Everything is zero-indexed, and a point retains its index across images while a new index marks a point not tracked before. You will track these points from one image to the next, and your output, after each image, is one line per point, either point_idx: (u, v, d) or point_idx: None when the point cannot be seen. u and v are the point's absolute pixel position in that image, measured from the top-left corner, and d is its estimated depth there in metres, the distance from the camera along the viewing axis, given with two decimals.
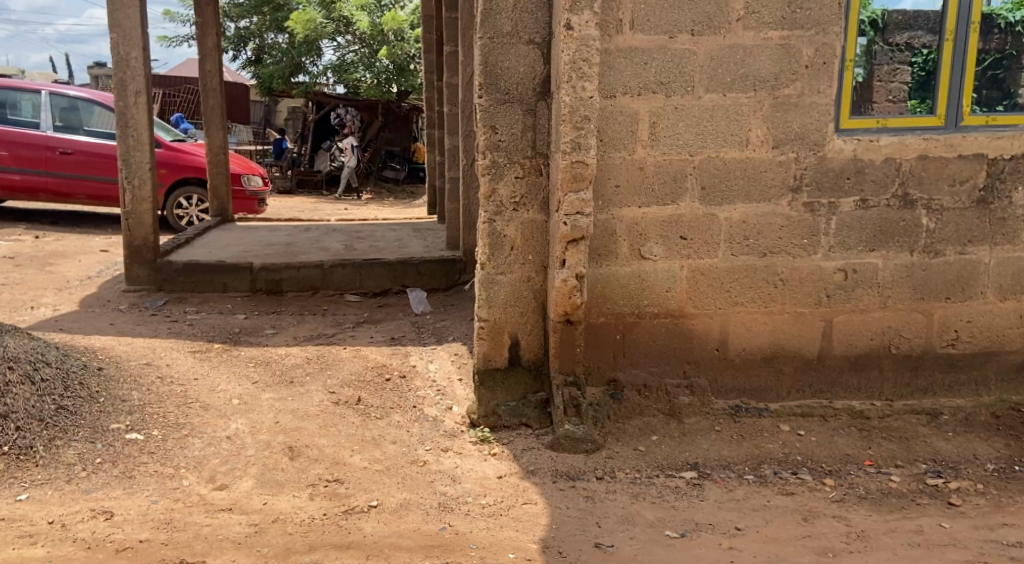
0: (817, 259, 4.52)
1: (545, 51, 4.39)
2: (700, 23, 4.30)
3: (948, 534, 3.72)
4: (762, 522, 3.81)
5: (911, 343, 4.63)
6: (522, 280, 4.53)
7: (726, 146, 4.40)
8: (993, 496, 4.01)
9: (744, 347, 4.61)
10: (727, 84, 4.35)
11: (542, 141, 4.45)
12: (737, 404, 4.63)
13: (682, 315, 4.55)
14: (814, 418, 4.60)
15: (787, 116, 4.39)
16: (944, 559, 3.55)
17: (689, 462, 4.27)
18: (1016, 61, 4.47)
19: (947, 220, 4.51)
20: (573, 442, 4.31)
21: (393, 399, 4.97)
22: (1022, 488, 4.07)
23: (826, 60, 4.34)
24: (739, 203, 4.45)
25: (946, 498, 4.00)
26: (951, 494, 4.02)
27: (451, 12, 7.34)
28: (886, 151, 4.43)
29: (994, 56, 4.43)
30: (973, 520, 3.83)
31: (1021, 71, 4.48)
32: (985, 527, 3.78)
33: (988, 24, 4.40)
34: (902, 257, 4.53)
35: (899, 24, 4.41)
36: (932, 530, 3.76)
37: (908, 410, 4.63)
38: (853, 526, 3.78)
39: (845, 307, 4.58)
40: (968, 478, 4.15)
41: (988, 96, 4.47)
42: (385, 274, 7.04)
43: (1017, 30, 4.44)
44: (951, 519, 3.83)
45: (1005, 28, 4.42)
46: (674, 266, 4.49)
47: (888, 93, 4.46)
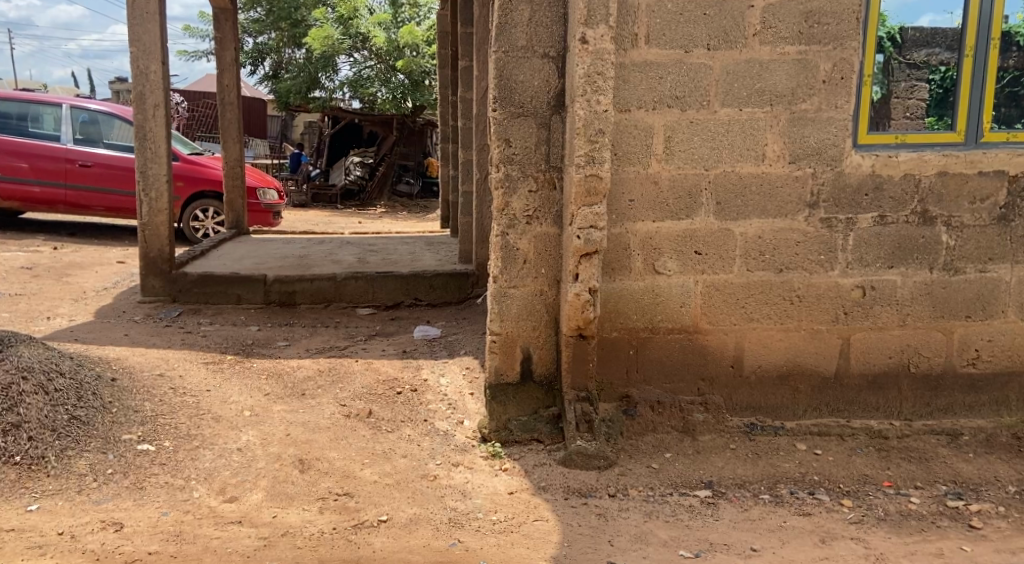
0: (834, 275, 4.46)
1: (560, 65, 4.37)
2: (716, 37, 4.27)
3: (969, 558, 3.65)
4: (779, 543, 3.74)
5: (931, 361, 4.56)
6: (535, 293, 4.50)
7: (742, 160, 4.36)
8: (1015, 520, 3.93)
9: (759, 364, 4.54)
10: (743, 99, 4.32)
11: (556, 154, 4.41)
12: (752, 422, 4.55)
13: (697, 331, 4.50)
14: (831, 437, 4.51)
15: (804, 131, 4.34)
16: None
17: (703, 481, 4.20)
18: None
19: (967, 237, 4.44)
20: (585, 458, 4.25)
21: (404, 413, 4.93)
22: None
23: (843, 75, 4.30)
24: (756, 218, 4.40)
25: (967, 521, 3.92)
26: (972, 517, 3.94)
27: (467, 28, 7.33)
28: (904, 167, 4.37)
29: (1013, 74, 4.37)
30: (995, 544, 3.75)
31: None
32: (1007, 550, 3.71)
33: (1007, 40, 4.34)
34: (922, 274, 4.47)
35: (917, 41, 4.37)
36: (953, 553, 3.68)
37: (926, 430, 4.53)
38: (872, 549, 3.71)
39: (863, 325, 4.51)
40: (989, 500, 4.07)
41: (1007, 113, 4.41)
42: (398, 287, 7.00)
43: None
44: (973, 542, 3.75)
45: None
46: (689, 282, 4.45)
47: (906, 110, 4.42)
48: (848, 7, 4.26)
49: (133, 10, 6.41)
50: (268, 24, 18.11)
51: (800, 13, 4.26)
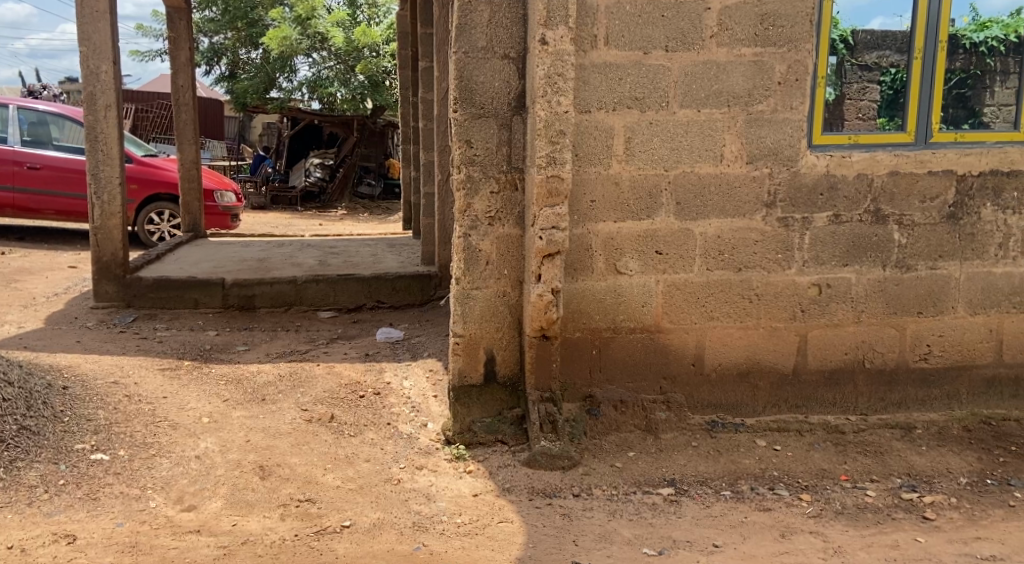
0: (791, 273, 4.53)
1: (520, 66, 4.39)
2: (674, 39, 4.32)
3: (923, 548, 3.72)
4: (740, 538, 3.79)
5: (885, 357, 4.65)
6: (498, 294, 4.51)
7: (701, 161, 4.41)
8: (967, 510, 4.02)
9: (719, 362, 4.60)
10: (702, 100, 4.37)
11: (517, 155, 4.43)
12: (713, 420, 4.62)
13: (659, 330, 4.55)
14: (790, 433, 4.59)
15: (760, 131, 4.41)
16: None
17: (666, 479, 4.25)
18: (981, 80, 4.50)
19: (918, 235, 4.54)
20: (549, 458, 4.29)
21: (367, 416, 4.92)
22: (995, 502, 4.08)
23: (798, 77, 4.37)
24: (714, 218, 4.46)
25: (921, 513, 4.01)
26: (926, 509, 4.03)
27: (427, 28, 7.33)
28: (858, 167, 4.46)
29: (960, 75, 4.48)
30: (948, 535, 3.83)
31: (987, 90, 4.52)
32: (960, 541, 3.78)
33: (953, 44, 4.45)
34: (875, 272, 4.56)
35: (868, 43, 4.46)
36: (908, 544, 3.75)
37: (881, 424, 4.62)
38: (829, 542, 3.77)
39: (820, 321, 4.59)
40: (942, 492, 4.16)
41: (954, 115, 4.52)
42: (360, 289, 6.98)
43: (981, 50, 4.48)
44: (927, 534, 3.84)
45: (969, 48, 4.47)
46: (650, 282, 4.49)
47: (858, 111, 4.51)
48: (803, 10, 4.33)
49: (82, 8, 6.31)
50: (223, 23, 17.88)
51: (755, 16, 4.32)
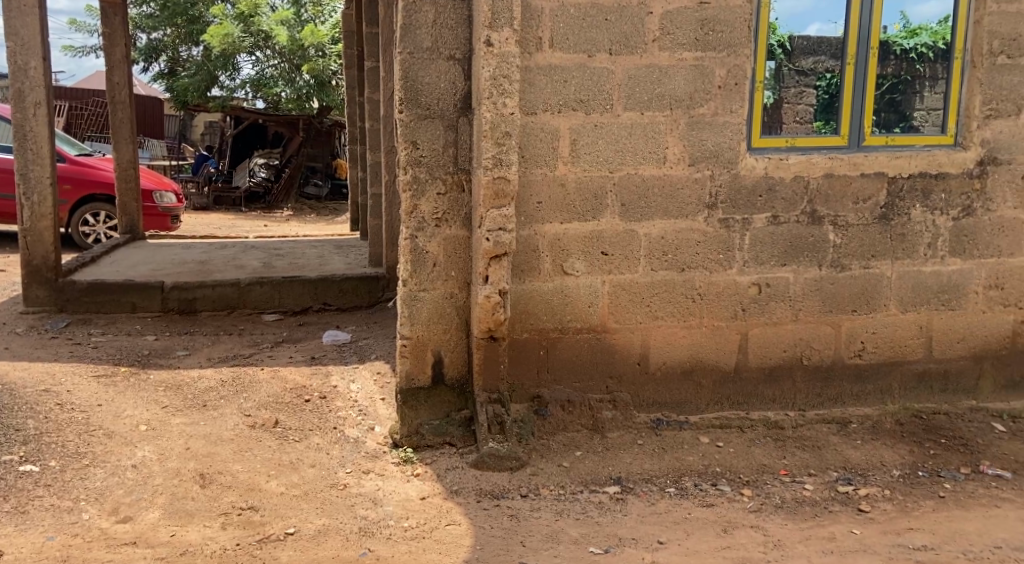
0: (732, 273, 4.63)
1: (466, 67, 4.42)
2: (618, 42, 4.39)
3: (858, 540, 3.84)
4: (683, 535, 3.87)
5: (821, 355, 4.77)
6: (446, 295, 4.54)
7: (645, 163, 4.49)
8: (899, 501, 4.16)
9: (664, 361, 4.69)
10: (645, 103, 4.45)
11: (464, 156, 4.47)
12: (658, 418, 4.71)
13: (605, 330, 4.62)
14: (732, 429, 4.70)
15: (701, 134, 4.50)
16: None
17: (612, 477, 4.32)
18: (911, 86, 4.63)
19: (852, 236, 4.65)
20: (497, 460, 4.33)
21: (313, 421, 4.91)
22: (927, 493, 4.22)
23: (738, 81, 4.48)
24: (658, 219, 4.54)
25: (856, 505, 4.13)
26: (860, 501, 4.16)
27: (372, 28, 7.31)
28: (795, 169, 4.57)
29: (891, 80, 4.62)
30: (881, 526, 3.96)
31: (916, 95, 4.65)
32: (893, 532, 3.91)
33: (884, 50, 4.58)
34: (812, 271, 4.67)
35: (804, 49, 4.57)
36: (844, 536, 3.87)
37: (818, 419, 4.76)
38: (769, 536, 3.87)
39: (760, 320, 4.70)
40: (876, 484, 4.30)
41: (886, 119, 4.65)
42: (305, 291, 6.94)
43: (912, 57, 4.60)
44: (862, 525, 3.96)
45: (900, 54, 4.59)
46: (596, 282, 4.56)
47: (796, 115, 4.62)
48: (742, 16, 4.44)
49: (9, 4, 6.15)
50: (161, 19, 17.49)
51: (696, 20, 4.41)
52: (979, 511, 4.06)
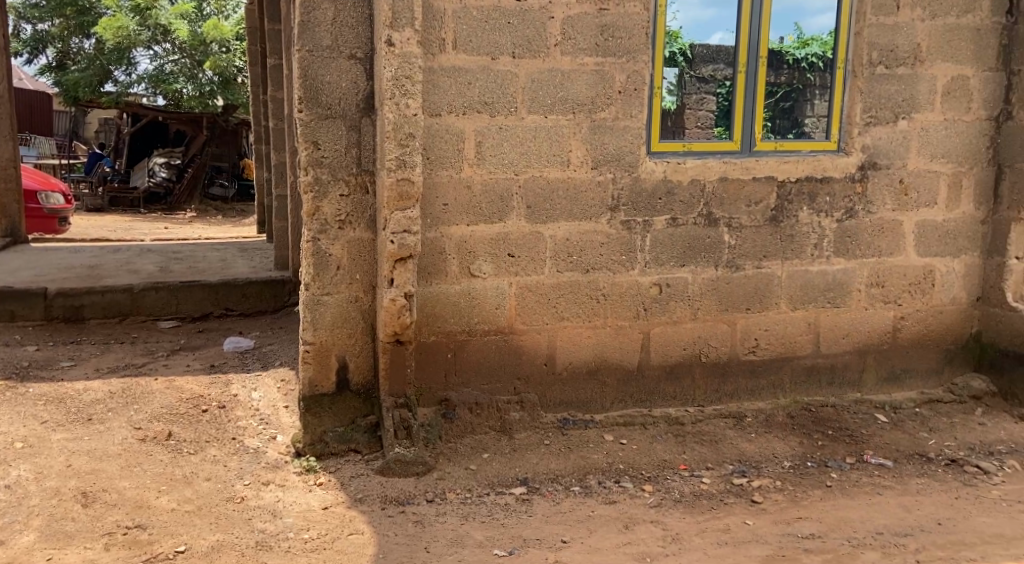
0: (634, 274, 4.75)
1: (368, 66, 4.43)
2: (520, 46, 4.46)
3: (751, 531, 4.00)
4: (586, 533, 3.97)
5: (718, 352, 4.91)
6: (350, 299, 4.55)
7: (549, 166, 4.57)
8: (790, 491, 4.35)
9: (570, 360, 4.78)
10: (548, 106, 4.53)
11: (367, 157, 4.47)
12: (564, 417, 4.81)
13: (511, 332, 4.69)
14: (635, 426, 4.82)
15: (603, 138, 4.60)
16: (748, 555, 3.80)
17: (519, 478, 4.39)
18: (803, 94, 4.80)
19: (746, 237, 4.80)
20: (403, 465, 4.34)
21: (210, 432, 4.84)
22: (816, 482, 4.43)
23: (637, 87, 4.59)
24: (563, 221, 4.63)
25: (750, 496, 4.31)
26: (754, 492, 4.34)
27: (274, 24, 7.21)
28: (691, 173, 4.70)
29: (784, 89, 4.77)
30: (773, 516, 4.13)
31: (808, 102, 4.82)
32: (784, 521, 4.09)
33: (777, 59, 4.74)
34: (709, 271, 4.80)
35: (705, 57, 4.72)
36: (737, 527, 4.03)
37: (716, 414, 4.90)
38: (668, 530, 4.00)
39: (661, 319, 4.82)
40: (769, 475, 4.48)
41: (779, 125, 4.81)
42: (205, 297, 6.80)
43: (803, 66, 4.77)
44: (755, 516, 4.13)
45: (792, 63, 4.75)
46: (503, 283, 4.62)
47: (697, 120, 4.76)
48: (640, 23, 4.56)
49: None
50: (49, 10, 16.93)
51: (595, 26, 4.51)
52: (863, 499, 4.28)
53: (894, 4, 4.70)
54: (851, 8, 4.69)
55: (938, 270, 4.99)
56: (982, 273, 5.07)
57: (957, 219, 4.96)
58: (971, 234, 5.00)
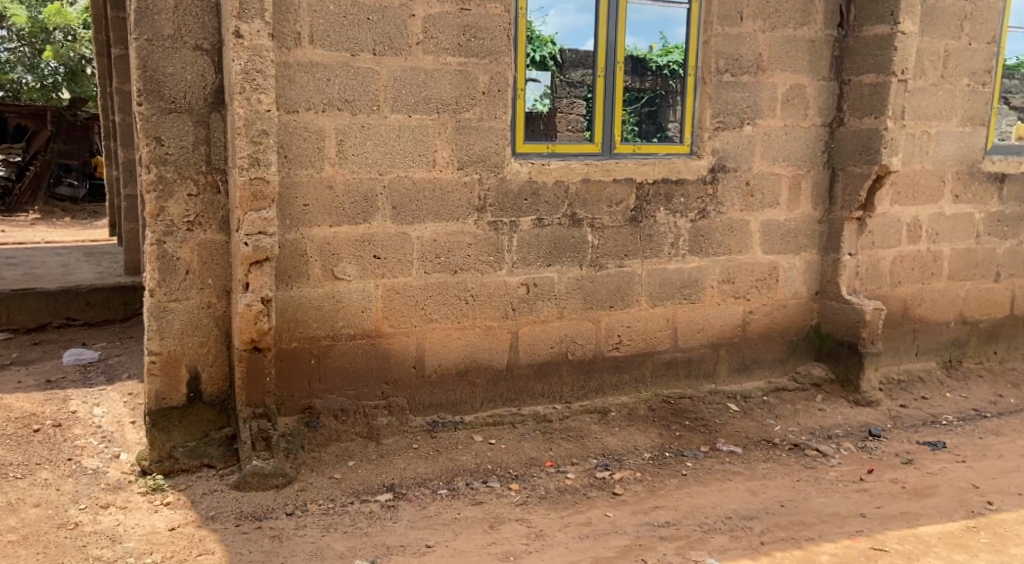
0: (501, 274, 4.78)
1: (215, 59, 4.28)
2: (381, 43, 4.42)
3: (611, 522, 4.15)
4: (451, 536, 3.99)
5: (585, 348, 5.01)
6: (201, 306, 4.41)
7: (415, 166, 4.55)
8: (648, 482, 4.53)
9: (439, 363, 4.77)
10: (411, 105, 4.51)
11: (217, 155, 4.34)
12: (433, 420, 4.81)
13: (378, 335, 4.64)
14: (504, 426, 4.88)
15: (468, 138, 4.62)
16: (607, 547, 3.94)
17: (385, 484, 4.38)
18: (667, 99, 4.99)
19: (608, 236, 4.91)
20: (261, 478, 4.23)
21: (42, 454, 4.54)
22: (672, 473, 4.62)
23: (500, 88, 4.64)
24: (430, 222, 4.62)
25: (612, 488, 4.47)
26: (615, 484, 4.50)
27: (118, 13, 6.84)
28: (556, 174, 4.77)
29: (649, 94, 4.97)
30: (632, 507, 4.30)
31: (672, 108, 4.99)
32: (641, 511, 4.26)
33: (642, 66, 4.93)
34: (574, 270, 4.89)
35: (575, 62, 4.86)
36: (598, 520, 4.17)
37: (582, 409, 5.02)
38: (532, 527, 4.09)
39: (529, 318, 4.88)
40: (629, 467, 4.65)
41: (645, 129, 4.98)
42: (42, 306, 6.38)
43: (666, 73, 4.97)
44: (614, 508, 4.28)
45: (656, 71, 4.96)
46: (368, 286, 4.57)
47: (569, 124, 4.92)
48: (501, 24, 4.60)
49: None
50: None
51: (457, 27, 4.53)
52: (715, 486, 4.50)
53: (738, 15, 4.86)
54: (699, 17, 4.86)
55: (782, 267, 5.24)
56: (820, 269, 5.32)
57: (797, 219, 5.22)
58: (810, 233, 5.26)
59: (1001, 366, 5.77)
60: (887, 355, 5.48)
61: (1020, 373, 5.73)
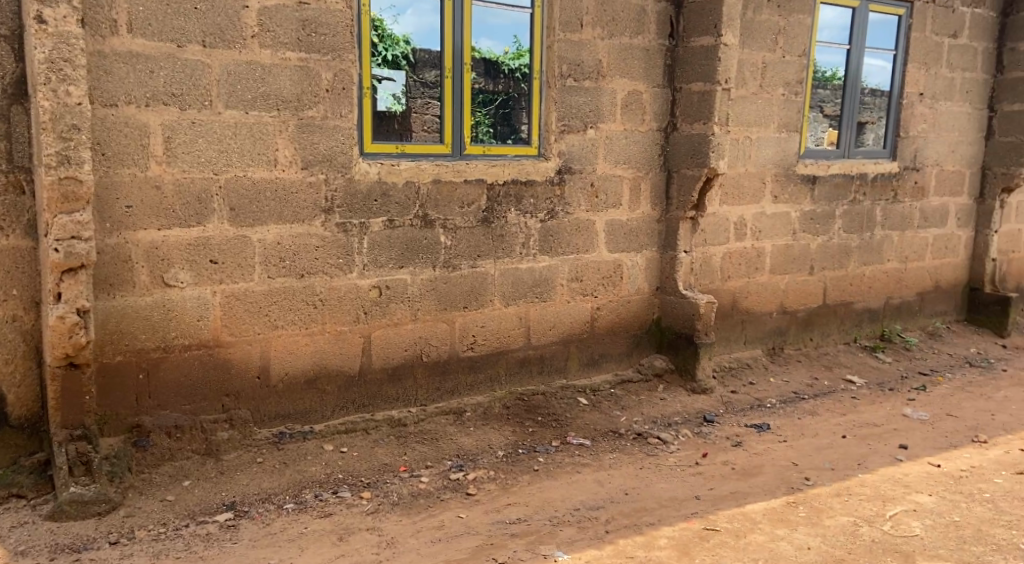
0: (352, 277, 4.68)
1: (16, 46, 3.89)
2: (211, 34, 4.19)
3: (465, 523, 4.17)
4: (297, 551, 3.87)
5: (439, 350, 5.00)
6: (6, 319, 4.04)
7: (254, 165, 4.37)
8: (502, 480, 4.59)
9: (285, 371, 4.62)
10: (248, 101, 4.32)
11: (20, 152, 3.95)
12: (280, 431, 4.64)
13: (217, 345, 4.43)
14: (357, 433, 4.80)
15: (312, 137, 4.49)
16: (460, 548, 3.96)
17: (225, 503, 4.17)
18: (520, 102, 5.05)
19: (461, 237, 4.92)
20: (81, 506, 3.90)
21: None
22: (525, 469, 4.70)
23: (344, 86, 4.53)
24: (272, 224, 4.44)
25: (465, 489, 4.49)
26: (469, 485, 4.52)
27: None
28: (406, 175, 4.72)
29: (503, 96, 5.00)
30: (485, 506, 4.34)
31: (525, 111, 5.06)
32: (494, 509, 4.31)
33: (495, 69, 4.95)
34: (427, 272, 4.87)
35: (428, 62, 4.80)
36: (452, 522, 4.17)
37: (438, 411, 5.01)
38: (383, 535, 4.03)
39: (381, 322, 4.80)
40: (483, 466, 4.69)
41: (500, 131, 5.03)
42: None
43: (517, 76, 5.01)
44: (468, 509, 4.30)
45: (508, 73, 4.99)
46: (204, 292, 4.35)
47: (423, 124, 4.86)
48: (342, 20, 4.48)
49: None
50: None
51: (296, 21, 4.37)
52: (565, 478, 4.64)
53: (578, 22, 5.03)
54: (542, 23, 4.98)
55: (625, 265, 5.48)
56: (659, 265, 5.61)
57: (638, 219, 5.46)
58: (650, 233, 5.53)
59: (817, 351, 6.29)
60: (719, 345, 5.86)
61: (833, 357, 6.27)
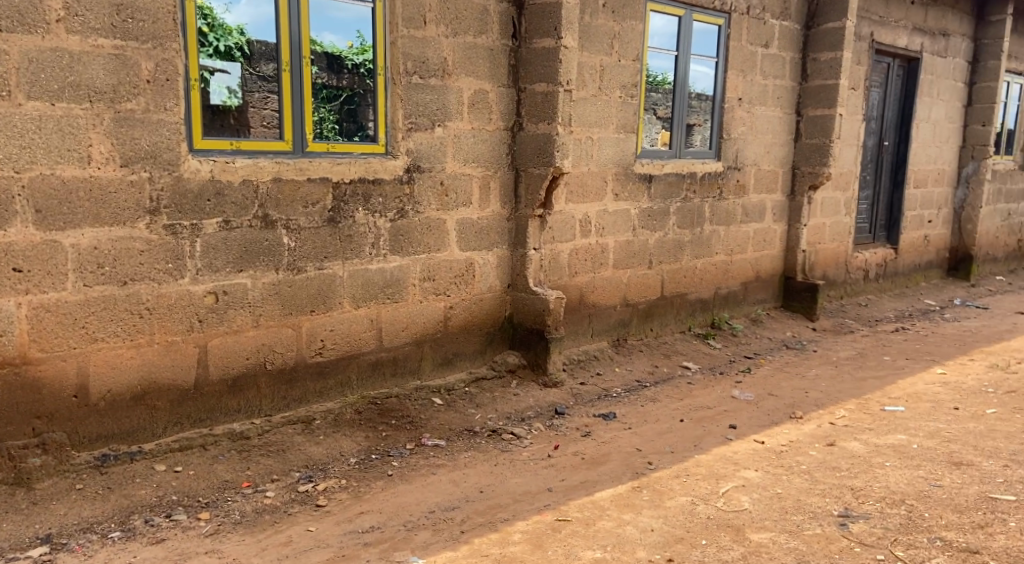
0: (183, 283, 4.37)
1: None
2: (8, 17, 3.82)
3: (314, 537, 4.01)
4: None
5: (284, 357, 4.77)
6: None
7: (63, 163, 4.02)
8: (354, 489, 4.45)
9: (108, 388, 4.25)
10: (55, 92, 3.97)
11: None
12: (104, 453, 4.27)
13: (25, 362, 4.02)
14: (193, 450, 4.49)
15: (133, 131, 4.16)
16: None
17: (39, 536, 3.86)
18: (365, 99, 4.92)
19: (305, 238, 4.72)
20: None
21: None
22: (378, 475, 4.59)
23: (168, 77, 4.22)
24: (88, 227, 4.09)
25: (315, 501, 4.31)
26: (318, 496, 4.35)
27: None
28: (242, 174, 4.47)
29: (347, 92, 4.87)
30: (336, 517, 4.19)
31: (370, 108, 4.94)
32: (346, 520, 4.17)
33: (338, 64, 4.80)
34: (269, 275, 4.63)
35: (264, 54, 4.56)
36: (300, 537, 4.00)
37: (283, 422, 4.78)
38: (224, 558, 3.82)
39: (218, 330, 4.51)
40: (334, 476, 4.53)
41: (346, 128, 4.89)
42: None
43: (361, 72, 4.88)
44: (318, 521, 4.14)
45: (351, 69, 4.84)
46: (8, 304, 3.95)
47: (262, 120, 4.61)
48: (163, 6, 4.17)
49: None
50: None
51: (109, 5, 4.04)
52: (419, 481, 4.57)
53: (421, 19, 4.99)
54: (384, 18, 4.89)
55: (477, 263, 5.49)
56: (509, 262, 5.67)
57: (488, 217, 5.50)
58: (499, 231, 5.57)
59: (657, 341, 6.61)
60: (568, 339, 6.05)
61: (670, 346, 6.60)
